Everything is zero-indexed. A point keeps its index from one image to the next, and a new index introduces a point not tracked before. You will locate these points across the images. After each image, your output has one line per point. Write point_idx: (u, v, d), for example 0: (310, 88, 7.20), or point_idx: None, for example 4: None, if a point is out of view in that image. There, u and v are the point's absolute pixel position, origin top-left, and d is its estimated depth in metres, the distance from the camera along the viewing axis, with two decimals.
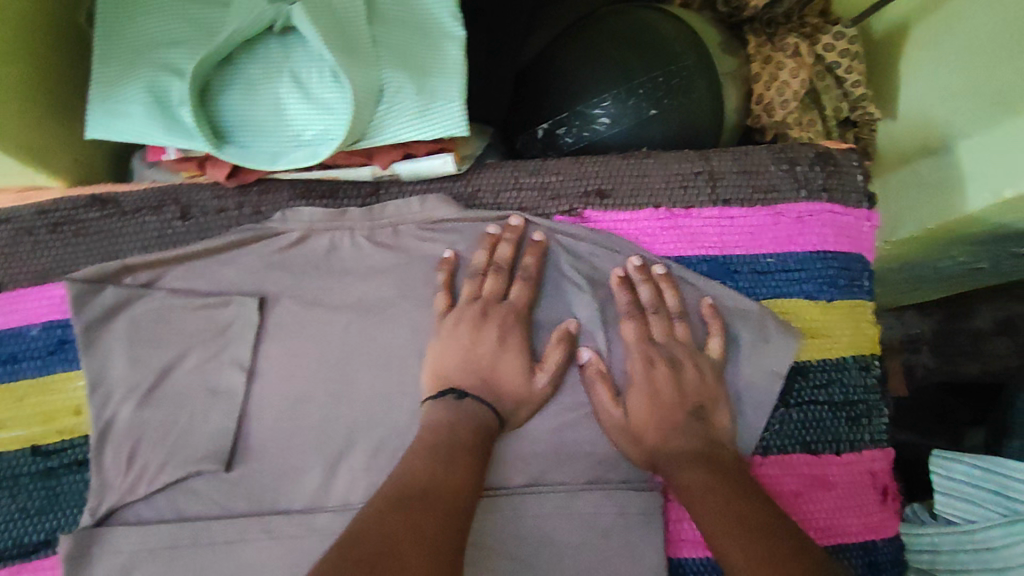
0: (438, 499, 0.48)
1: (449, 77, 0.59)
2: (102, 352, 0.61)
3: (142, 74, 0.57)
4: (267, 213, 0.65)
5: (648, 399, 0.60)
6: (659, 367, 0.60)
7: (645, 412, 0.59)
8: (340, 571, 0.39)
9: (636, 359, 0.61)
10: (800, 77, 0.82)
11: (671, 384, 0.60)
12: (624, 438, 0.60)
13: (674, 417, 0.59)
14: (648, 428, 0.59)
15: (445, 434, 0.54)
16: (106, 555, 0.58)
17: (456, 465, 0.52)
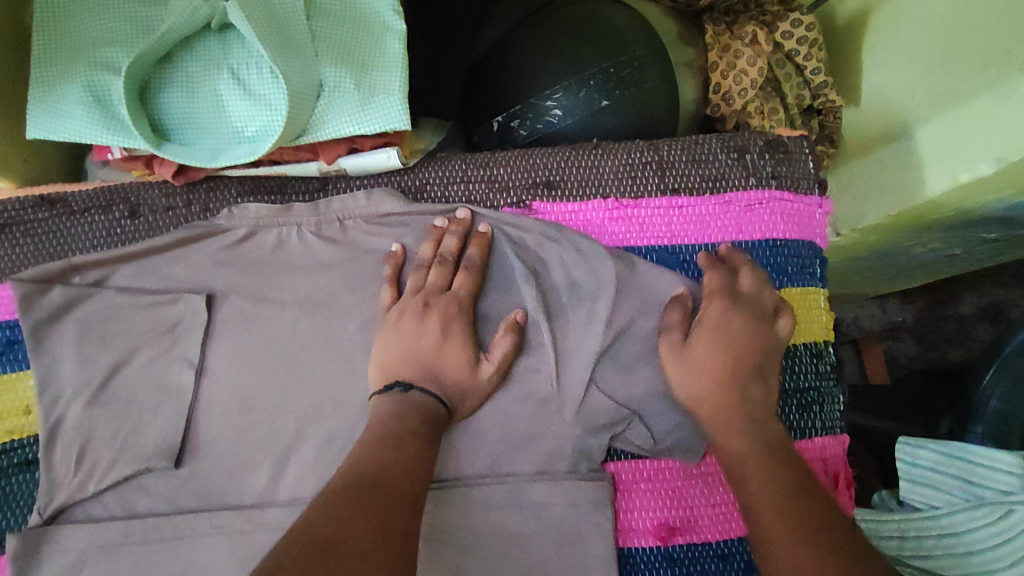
0: (389, 488, 0.49)
1: (390, 71, 0.59)
2: (50, 352, 0.61)
3: (79, 72, 0.56)
4: (216, 211, 0.65)
5: (716, 339, 0.58)
6: (736, 317, 0.59)
7: (707, 348, 0.58)
8: (296, 557, 0.40)
9: (714, 305, 0.59)
10: (758, 65, 0.81)
11: (743, 335, 0.58)
12: (679, 366, 0.58)
13: (738, 361, 0.57)
14: (702, 362, 0.58)
15: (392, 424, 0.54)
16: (56, 553, 0.58)
17: (409, 453, 0.52)
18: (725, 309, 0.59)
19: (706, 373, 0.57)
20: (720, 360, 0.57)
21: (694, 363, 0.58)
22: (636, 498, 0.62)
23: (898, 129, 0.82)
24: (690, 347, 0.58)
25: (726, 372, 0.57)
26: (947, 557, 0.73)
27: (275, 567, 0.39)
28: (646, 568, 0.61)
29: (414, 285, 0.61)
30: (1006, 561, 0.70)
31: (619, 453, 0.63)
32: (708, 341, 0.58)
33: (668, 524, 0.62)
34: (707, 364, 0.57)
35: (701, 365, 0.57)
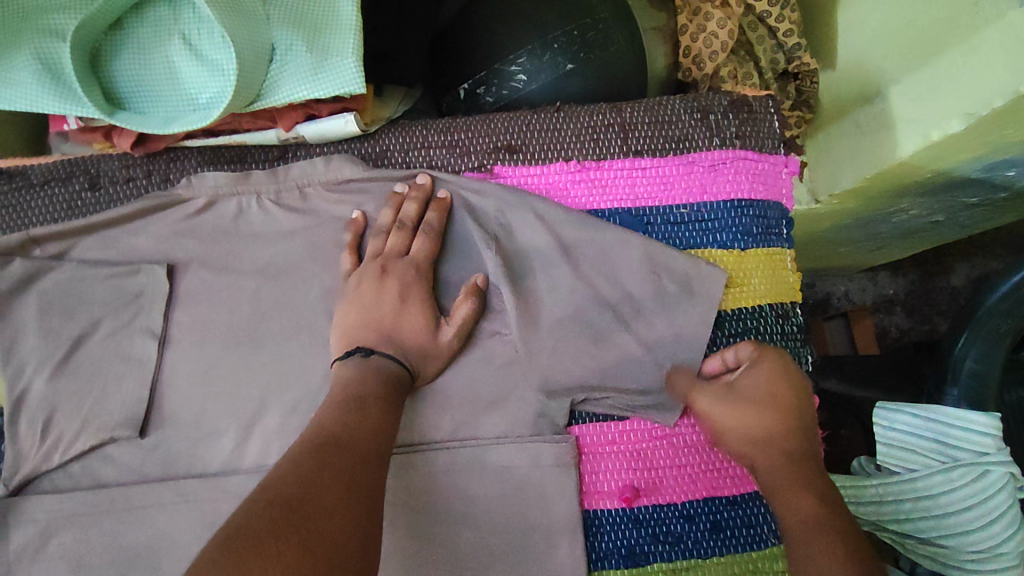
0: (353, 444, 0.49)
1: (342, 33, 0.58)
2: (13, 325, 0.61)
3: (27, 40, 0.56)
4: (176, 180, 0.64)
5: (768, 382, 0.58)
6: (772, 374, 0.58)
7: (758, 394, 0.57)
8: (256, 515, 0.40)
9: (763, 360, 0.59)
10: (728, 27, 0.79)
11: (795, 385, 0.58)
12: (725, 406, 0.58)
13: (784, 407, 0.57)
14: (751, 405, 0.57)
15: (355, 386, 0.54)
16: (22, 524, 0.58)
17: (372, 412, 0.52)
18: (779, 356, 0.59)
19: (757, 412, 0.57)
20: (769, 404, 0.57)
21: (744, 406, 0.57)
22: (600, 461, 0.63)
23: (872, 89, 0.80)
24: (738, 389, 0.58)
25: (778, 413, 0.56)
26: (922, 519, 0.73)
27: (241, 526, 0.39)
28: (611, 530, 0.61)
29: (371, 249, 0.63)
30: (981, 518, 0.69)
31: (582, 417, 0.64)
32: (760, 384, 0.58)
33: (633, 485, 0.62)
34: (757, 403, 0.57)
35: (752, 406, 0.57)
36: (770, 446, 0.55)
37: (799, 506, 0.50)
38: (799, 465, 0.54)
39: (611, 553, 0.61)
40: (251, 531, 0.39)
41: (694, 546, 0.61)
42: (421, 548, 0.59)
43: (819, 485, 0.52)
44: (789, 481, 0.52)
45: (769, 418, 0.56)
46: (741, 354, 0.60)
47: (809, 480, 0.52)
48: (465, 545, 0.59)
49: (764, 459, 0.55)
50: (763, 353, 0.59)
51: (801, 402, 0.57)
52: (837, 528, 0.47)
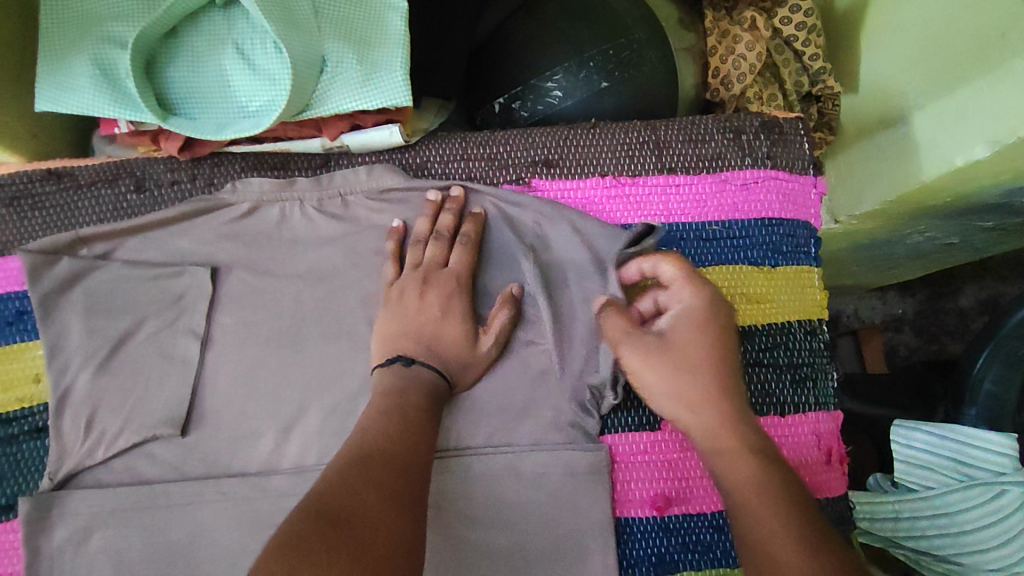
0: (394, 456, 0.50)
1: (391, 47, 0.60)
2: (59, 322, 0.62)
3: (89, 48, 0.57)
4: (219, 185, 0.66)
5: (698, 335, 0.56)
6: (702, 323, 0.56)
7: (686, 347, 0.56)
8: (301, 526, 0.41)
9: (685, 289, 0.58)
10: (757, 50, 0.82)
11: (722, 335, 0.56)
12: (653, 361, 0.56)
13: (715, 360, 0.55)
14: (677, 361, 0.55)
15: (398, 396, 0.55)
16: (66, 518, 0.59)
17: (410, 424, 0.54)
18: (705, 305, 0.57)
19: (686, 369, 0.55)
20: (697, 360, 0.55)
21: (671, 356, 0.56)
22: (632, 470, 0.64)
23: (896, 114, 0.81)
24: (669, 343, 0.56)
25: (705, 368, 0.54)
26: (939, 536, 0.74)
27: (288, 536, 0.40)
28: (642, 538, 0.63)
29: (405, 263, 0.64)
30: (996, 540, 0.70)
31: (614, 425, 0.64)
32: (689, 336, 0.56)
33: (664, 494, 0.63)
34: (684, 358, 0.55)
35: (678, 361, 0.55)
36: (706, 405, 0.53)
37: (732, 465, 0.49)
38: (736, 427, 0.52)
39: (641, 560, 0.62)
40: (301, 541, 0.40)
41: (724, 556, 0.63)
42: (454, 550, 0.61)
43: (752, 439, 0.51)
44: (730, 440, 0.51)
45: (696, 371, 0.54)
46: (662, 273, 0.60)
47: (746, 438, 0.51)
48: (498, 548, 0.61)
49: (701, 416, 0.53)
50: (683, 281, 0.58)
51: (729, 351, 0.56)
52: (785, 487, 0.47)
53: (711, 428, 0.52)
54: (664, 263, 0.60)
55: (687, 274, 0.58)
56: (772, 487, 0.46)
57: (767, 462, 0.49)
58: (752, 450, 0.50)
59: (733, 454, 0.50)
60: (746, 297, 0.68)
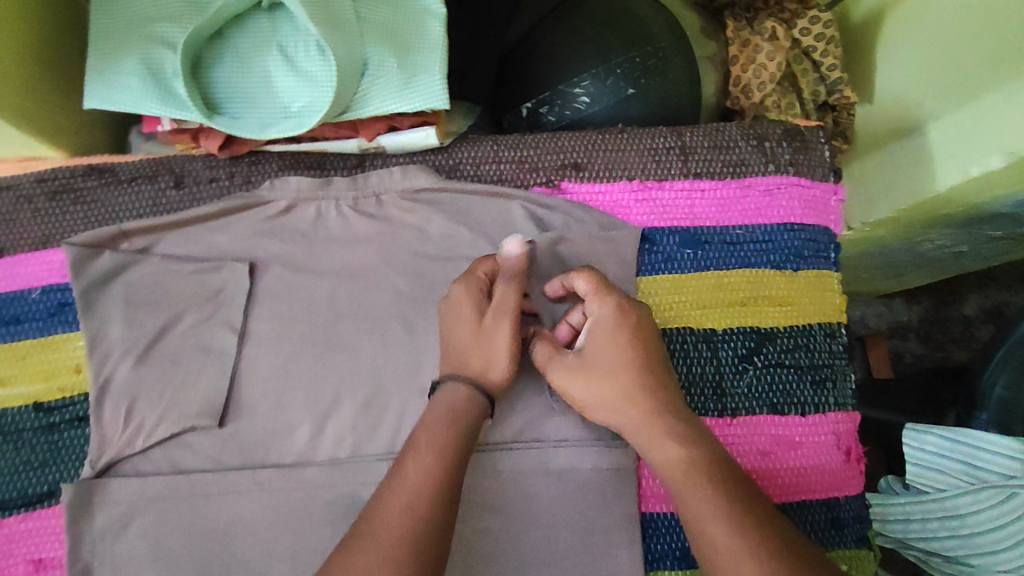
0: (427, 504, 0.47)
1: (430, 51, 0.62)
2: (100, 314, 0.64)
3: (139, 48, 0.59)
4: (257, 183, 0.68)
5: (612, 347, 0.55)
6: (613, 333, 0.56)
7: (603, 359, 0.55)
8: None
9: (599, 302, 0.58)
10: (777, 60, 0.84)
11: (635, 338, 0.55)
12: (578, 380, 0.56)
13: (633, 364, 0.54)
14: (599, 374, 0.55)
15: (426, 426, 0.52)
16: (106, 505, 0.61)
17: (439, 449, 0.50)
18: (616, 313, 0.57)
19: (606, 379, 0.54)
20: (615, 368, 0.54)
21: (593, 371, 0.55)
22: None
23: (911, 124, 0.82)
24: (587, 361, 0.56)
25: (622, 374, 0.54)
26: (948, 538, 0.76)
27: None
28: (667, 532, 0.65)
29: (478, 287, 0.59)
30: (1005, 543, 0.72)
31: None
32: (603, 350, 0.55)
33: None
34: (605, 369, 0.55)
35: (599, 373, 0.55)
36: (630, 405, 0.53)
37: (666, 456, 0.50)
38: (665, 417, 0.52)
39: (665, 553, 0.65)
40: None
41: None
42: (484, 542, 0.62)
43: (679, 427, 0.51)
44: (662, 433, 0.51)
45: (615, 378, 0.54)
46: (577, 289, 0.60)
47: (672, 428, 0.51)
48: (526, 541, 0.62)
49: (629, 417, 0.53)
50: (592, 294, 0.58)
51: (650, 352, 0.55)
52: (725, 483, 0.46)
53: (642, 424, 0.52)
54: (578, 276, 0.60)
55: (597, 283, 0.58)
56: (706, 483, 0.46)
57: (692, 449, 0.49)
58: (687, 442, 0.50)
59: (667, 447, 0.50)
60: (768, 300, 0.70)
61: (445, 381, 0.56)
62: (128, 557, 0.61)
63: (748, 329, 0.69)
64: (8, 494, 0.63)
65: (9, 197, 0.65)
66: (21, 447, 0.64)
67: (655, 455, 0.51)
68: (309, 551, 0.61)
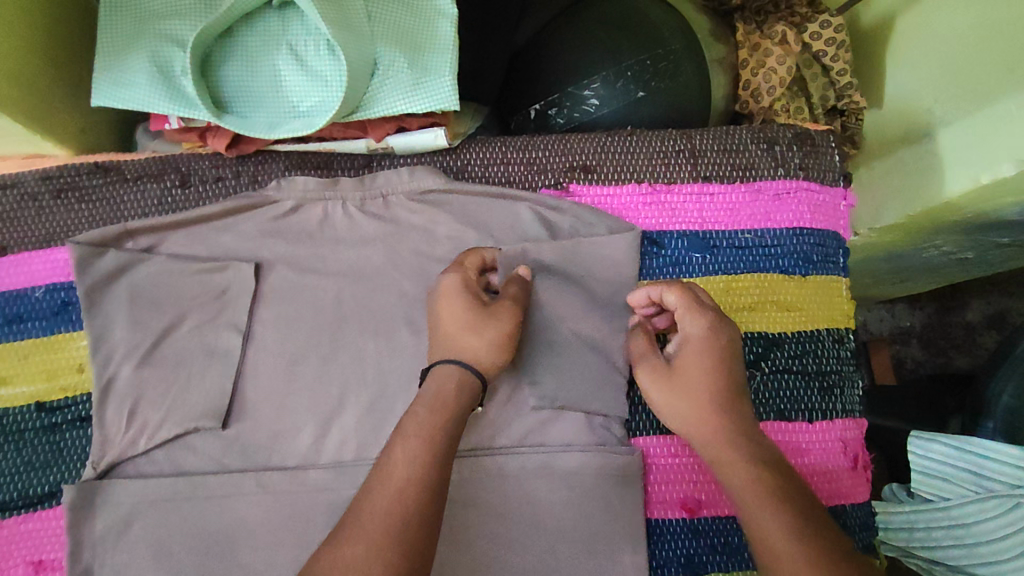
0: (416, 496, 0.45)
1: (440, 52, 0.62)
2: (104, 314, 0.63)
3: (146, 45, 0.58)
4: (263, 182, 0.67)
5: (702, 362, 0.57)
6: (708, 350, 0.57)
7: (691, 373, 0.57)
8: None
9: (688, 318, 0.59)
10: (788, 64, 0.83)
11: (730, 363, 0.57)
12: (662, 387, 0.58)
13: (721, 387, 0.56)
14: (683, 390, 0.57)
15: (415, 422, 0.49)
16: (108, 506, 0.60)
17: (430, 435, 0.48)
18: (710, 332, 0.58)
19: (689, 395, 0.56)
20: (706, 389, 0.56)
21: (676, 380, 0.57)
22: (663, 472, 0.66)
23: (921, 130, 0.82)
24: (676, 370, 0.58)
25: (712, 394, 0.55)
26: (953, 547, 0.74)
27: None
28: (672, 538, 0.65)
29: (462, 275, 0.59)
30: (1007, 554, 0.70)
31: (643, 428, 0.67)
32: (693, 364, 0.57)
33: (695, 497, 0.66)
34: (689, 385, 0.56)
35: (683, 388, 0.57)
36: (709, 425, 0.54)
37: (741, 471, 0.51)
38: (743, 437, 0.53)
39: (670, 560, 0.65)
40: None
41: (750, 557, 0.66)
42: (489, 548, 0.62)
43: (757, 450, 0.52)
44: (735, 449, 0.53)
45: (701, 397, 0.55)
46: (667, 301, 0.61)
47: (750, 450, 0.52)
48: (532, 546, 0.62)
49: (700, 429, 0.55)
50: (685, 310, 0.59)
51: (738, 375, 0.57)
52: (792, 499, 0.48)
53: (721, 443, 0.53)
54: (666, 291, 0.61)
55: (687, 300, 0.60)
56: (776, 501, 0.48)
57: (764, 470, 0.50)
58: (757, 460, 0.51)
59: (738, 465, 0.51)
60: (777, 305, 0.70)
61: (451, 366, 0.53)
62: (129, 560, 0.60)
63: (756, 335, 0.69)
64: (9, 494, 0.62)
65: (13, 194, 0.65)
66: (22, 446, 0.63)
67: (724, 469, 0.52)
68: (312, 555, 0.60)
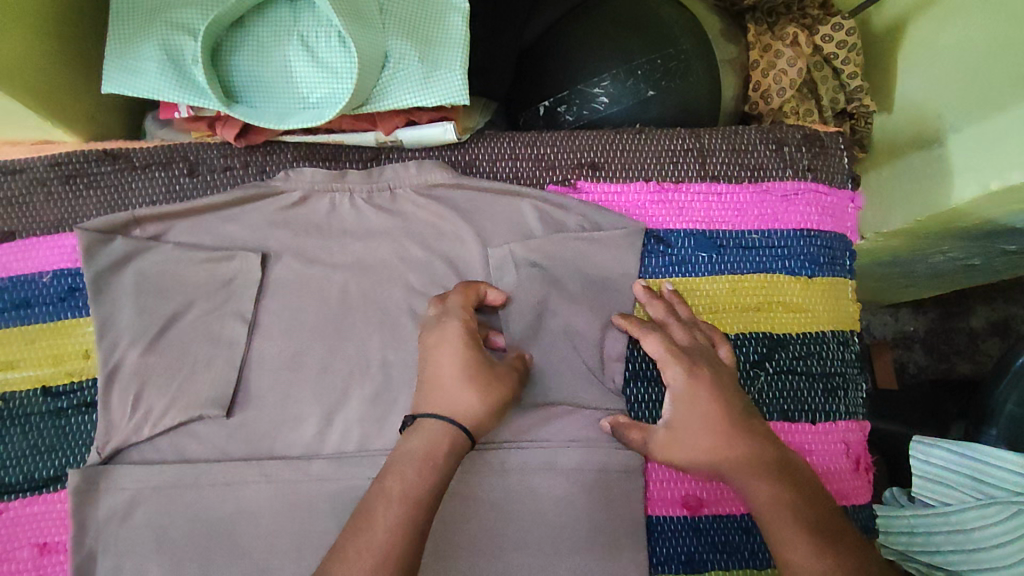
0: (390, 568, 0.44)
1: (451, 47, 0.62)
2: (110, 300, 0.63)
3: (157, 32, 0.59)
4: (272, 173, 0.67)
5: (702, 409, 0.56)
6: (700, 394, 0.56)
7: (696, 424, 0.55)
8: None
9: (673, 367, 0.59)
10: (798, 66, 0.83)
11: (729, 399, 0.56)
12: (679, 452, 0.55)
13: (728, 422, 0.55)
14: (697, 440, 0.54)
15: (405, 454, 0.50)
16: (112, 492, 0.61)
17: (415, 494, 0.48)
18: (698, 379, 0.57)
19: (705, 441, 0.54)
20: (714, 428, 0.54)
21: (680, 433, 0.56)
22: (665, 470, 0.66)
23: (930, 136, 0.81)
24: (680, 428, 0.56)
25: (723, 431, 0.54)
26: (954, 552, 0.73)
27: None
28: (672, 536, 0.66)
29: (464, 321, 0.57)
30: (1002, 562, 0.70)
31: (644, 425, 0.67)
32: (693, 414, 0.56)
33: (697, 495, 0.66)
34: (700, 433, 0.55)
35: (696, 439, 0.55)
36: (728, 456, 0.53)
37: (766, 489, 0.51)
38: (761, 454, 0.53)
39: (671, 557, 0.66)
40: None
41: (749, 556, 0.66)
42: (490, 541, 0.62)
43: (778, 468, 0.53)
44: (758, 466, 0.52)
45: (716, 437, 0.54)
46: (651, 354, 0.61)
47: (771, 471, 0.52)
48: (532, 540, 0.62)
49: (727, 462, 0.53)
50: (668, 360, 0.59)
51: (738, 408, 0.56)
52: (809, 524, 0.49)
53: (749, 464, 0.52)
54: (648, 338, 0.62)
55: (673, 347, 0.60)
56: (809, 530, 0.48)
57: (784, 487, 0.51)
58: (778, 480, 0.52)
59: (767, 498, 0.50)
60: (782, 306, 0.69)
61: (448, 415, 0.52)
62: (133, 547, 0.60)
63: (761, 334, 0.69)
64: (14, 477, 0.63)
65: (23, 180, 0.65)
66: (28, 430, 0.64)
67: (750, 494, 0.51)
68: (314, 544, 0.61)
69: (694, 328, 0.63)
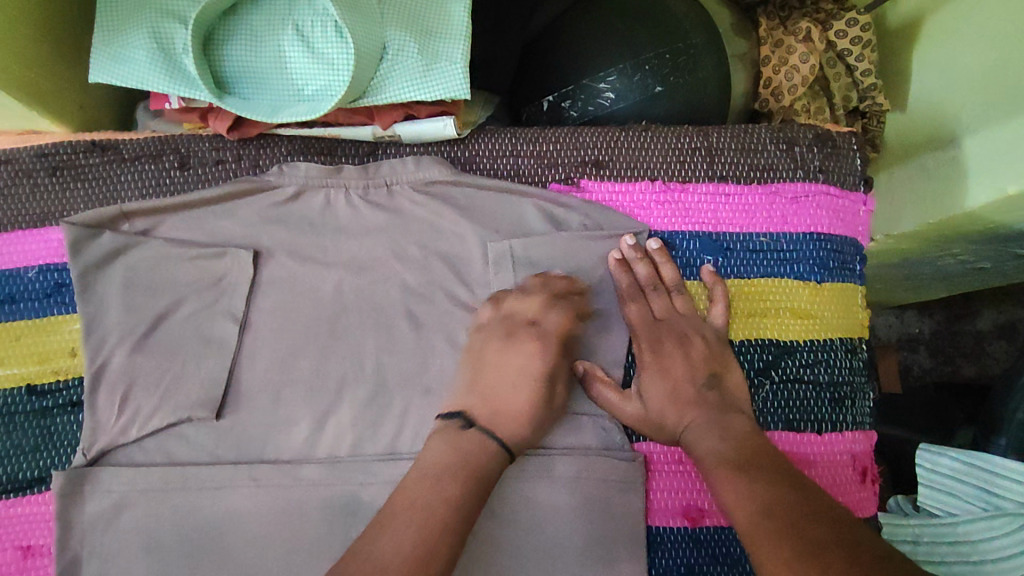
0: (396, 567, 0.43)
1: (452, 39, 0.60)
2: (97, 297, 0.61)
3: (146, 20, 0.56)
4: (266, 167, 0.65)
5: (662, 386, 0.60)
6: (667, 368, 0.61)
7: (659, 396, 0.60)
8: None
9: (642, 338, 0.63)
10: (811, 61, 0.80)
11: (692, 371, 0.60)
12: (642, 419, 0.61)
13: (688, 395, 0.59)
14: (656, 410, 0.60)
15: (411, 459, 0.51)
16: (98, 494, 0.59)
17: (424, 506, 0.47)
18: (666, 353, 0.62)
19: (663, 412, 0.60)
20: (674, 398, 0.60)
21: (646, 402, 0.61)
22: (666, 479, 0.65)
23: (945, 136, 0.78)
24: (645, 398, 0.61)
25: (677, 402, 0.59)
26: (958, 564, 0.70)
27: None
28: (672, 547, 0.64)
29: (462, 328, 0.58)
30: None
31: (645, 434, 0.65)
32: (655, 390, 0.60)
33: (698, 506, 0.65)
34: (659, 405, 0.60)
35: (656, 409, 0.60)
36: (681, 422, 0.58)
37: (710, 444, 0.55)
38: (710, 415, 0.58)
39: (671, 569, 0.64)
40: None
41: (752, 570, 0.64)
42: (485, 550, 0.60)
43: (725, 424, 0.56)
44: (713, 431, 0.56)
45: (673, 409, 0.59)
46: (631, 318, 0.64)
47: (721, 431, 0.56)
48: (528, 550, 0.60)
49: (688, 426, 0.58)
50: (639, 333, 0.63)
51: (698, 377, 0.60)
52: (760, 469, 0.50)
53: (697, 423, 0.57)
54: (630, 304, 0.64)
55: (647, 319, 0.64)
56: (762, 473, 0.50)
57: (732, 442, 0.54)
58: (744, 471, 0.51)
59: (732, 487, 0.50)
60: (789, 311, 0.67)
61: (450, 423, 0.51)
62: (118, 551, 0.59)
63: (767, 342, 0.67)
64: None
65: (9, 170, 0.63)
66: (12, 430, 0.62)
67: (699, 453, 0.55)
68: (304, 551, 0.59)
69: (673, 295, 0.65)
